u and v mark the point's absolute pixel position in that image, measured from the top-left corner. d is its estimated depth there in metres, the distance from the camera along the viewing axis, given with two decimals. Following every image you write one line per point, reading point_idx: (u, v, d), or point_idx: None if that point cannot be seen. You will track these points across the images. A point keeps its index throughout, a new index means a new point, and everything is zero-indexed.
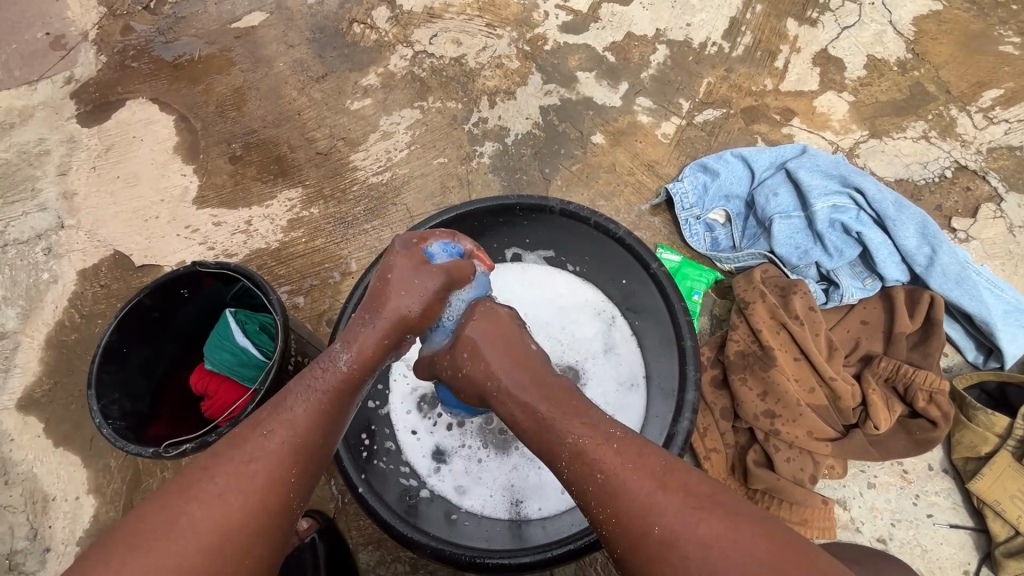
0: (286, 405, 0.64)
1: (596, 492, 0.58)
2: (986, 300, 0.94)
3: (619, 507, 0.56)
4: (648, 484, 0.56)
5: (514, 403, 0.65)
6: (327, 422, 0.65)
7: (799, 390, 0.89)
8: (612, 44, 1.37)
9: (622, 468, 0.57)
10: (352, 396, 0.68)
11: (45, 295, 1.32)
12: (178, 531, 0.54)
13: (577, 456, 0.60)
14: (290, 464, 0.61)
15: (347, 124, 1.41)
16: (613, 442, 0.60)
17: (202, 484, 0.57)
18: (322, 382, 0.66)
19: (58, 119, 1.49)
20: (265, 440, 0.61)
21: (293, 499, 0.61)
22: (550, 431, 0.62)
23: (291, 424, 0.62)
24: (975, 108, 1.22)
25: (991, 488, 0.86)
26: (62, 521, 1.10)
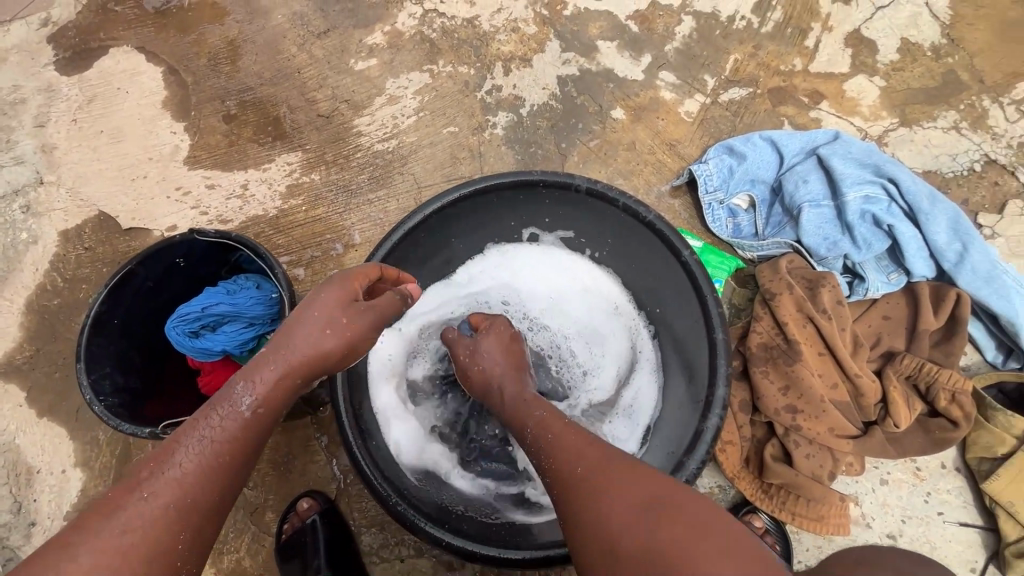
0: (177, 442, 0.56)
1: (544, 446, 0.64)
2: (1014, 300, 0.92)
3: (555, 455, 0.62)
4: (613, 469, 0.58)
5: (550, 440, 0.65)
6: (225, 460, 0.57)
7: (823, 385, 0.87)
8: (635, 13, 1.30)
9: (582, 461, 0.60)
10: (251, 435, 0.59)
11: (25, 256, 1.24)
12: (123, 517, 0.51)
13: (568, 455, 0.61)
14: (168, 525, 0.52)
15: (350, 85, 1.32)
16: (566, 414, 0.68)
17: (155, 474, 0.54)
18: (215, 431, 0.57)
19: (35, 66, 1.38)
20: (143, 497, 0.52)
21: (181, 538, 0.53)
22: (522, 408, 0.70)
23: (177, 478, 0.54)
24: (1008, 100, 1.18)
25: (1008, 489, 0.85)
26: (48, 495, 1.06)
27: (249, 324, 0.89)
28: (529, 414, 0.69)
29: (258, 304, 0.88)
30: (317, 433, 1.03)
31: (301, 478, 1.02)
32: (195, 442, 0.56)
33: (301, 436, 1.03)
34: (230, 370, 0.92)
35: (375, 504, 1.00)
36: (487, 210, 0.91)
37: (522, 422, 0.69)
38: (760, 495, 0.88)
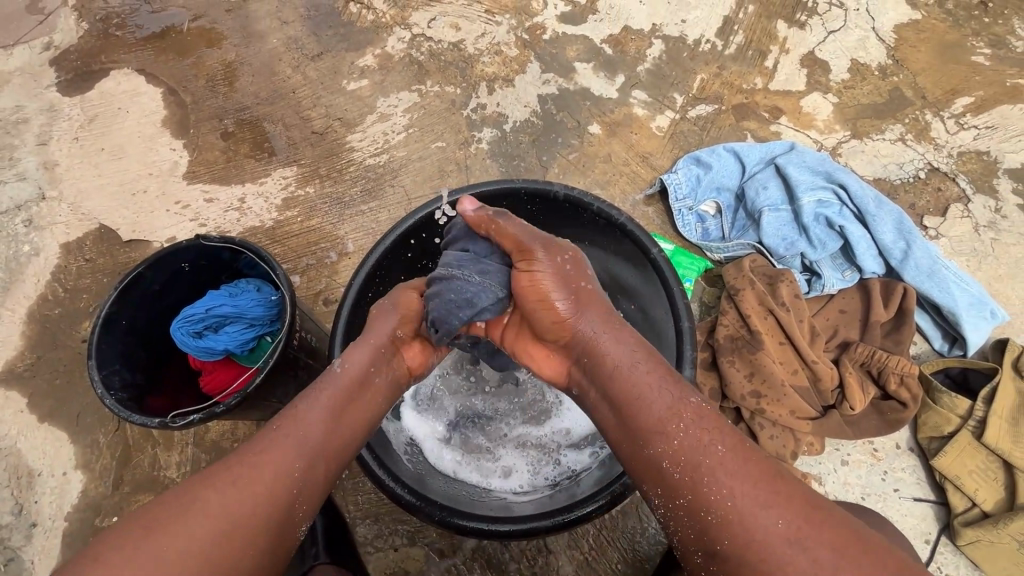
0: (293, 404, 0.67)
1: (710, 469, 0.56)
2: (954, 292, 1.01)
3: (734, 492, 0.54)
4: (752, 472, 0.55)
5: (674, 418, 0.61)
6: (330, 414, 0.67)
7: (784, 372, 0.95)
8: (609, 37, 1.40)
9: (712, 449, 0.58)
10: (350, 397, 0.70)
11: (26, 268, 1.28)
12: (251, 455, 0.61)
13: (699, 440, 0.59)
14: (294, 459, 0.62)
15: (343, 104, 1.40)
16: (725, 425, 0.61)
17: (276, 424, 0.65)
18: (327, 389, 0.69)
19: (37, 87, 1.44)
20: (275, 433, 0.63)
21: (296, 474, 0.61)
22: (660, 401, 0.62)
23: (301, 423, 0.65)
24: (948, 114, 1.30)
25: (954, 464, 0.93)
26: (48, 497, 1.09)
27: (250, 325, 0.94)
28: (671, 407, 0.62)
29: (259, 305, 0.94)
30: None
31: None
32: (308, 399, 0.68)
33: None
34: (231, 370, 0.96)
35: (369, 497, 1.05)
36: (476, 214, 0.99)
37: (664, 418, 0.61)
38: None
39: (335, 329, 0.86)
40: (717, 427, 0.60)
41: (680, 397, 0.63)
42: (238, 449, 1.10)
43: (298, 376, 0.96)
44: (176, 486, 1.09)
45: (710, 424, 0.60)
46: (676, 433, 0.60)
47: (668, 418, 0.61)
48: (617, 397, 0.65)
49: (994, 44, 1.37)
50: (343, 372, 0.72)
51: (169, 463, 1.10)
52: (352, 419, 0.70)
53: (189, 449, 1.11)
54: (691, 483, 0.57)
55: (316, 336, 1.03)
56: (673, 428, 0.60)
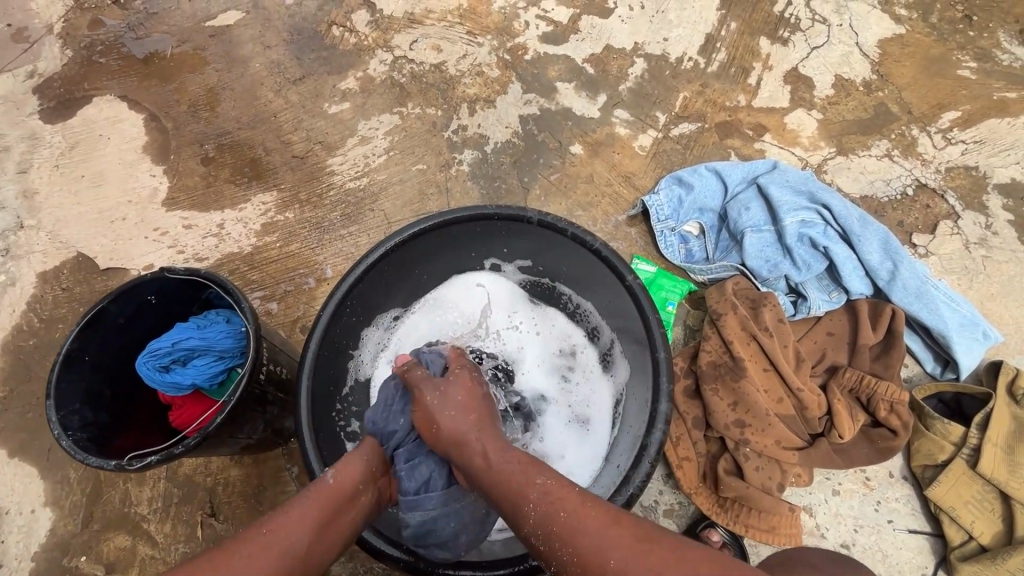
0: (275, 513, 0.62)
1: (559, 532, 0.57)
2: (943, 313, 0.98)
3: (578, 548, 0.55)
4: (602, 522, 0.56)
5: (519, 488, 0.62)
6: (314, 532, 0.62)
7: (768, 400, 0.92)
8: (591, 56, 1.39)
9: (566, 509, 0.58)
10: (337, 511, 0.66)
11: (1, 298, 1.26)
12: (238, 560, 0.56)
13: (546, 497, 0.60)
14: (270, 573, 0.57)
15: (324, 128, 1.39)
16: (577, 487, 0.61)
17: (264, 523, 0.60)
18: (315, 497, 0.65)
19: (19, 115, 1.44)
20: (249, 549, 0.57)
21: None
22: (517, 479, 0.63)
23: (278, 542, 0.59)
24: (934, 129, 1.28)
25: (948, 494, 0.90)
26: (16, 535, 1.06)
27: (218, 358, 0.91)
28: (528, 483, 0.62)
29: (228, 337, 0.92)
30: (287, 465, 1.08)
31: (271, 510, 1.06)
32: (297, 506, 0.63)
33: (270, 467, 1.08)
34: (201, 403, 0.94)
35: None
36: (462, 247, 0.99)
37: (521, 495, 0.61)
38: (717, 509, 0.91)
39: (303, 362, 0.84)
40: (566, 492, 0.60)
41: (534, 472, 0.63)
42: (211, 484, 1.07)
43: (268, 410, 0.94)
44: (147, 523, 1.06)
45: (560, 488, 0.60)
46: (527, 508, 0.60)
47: (523, 497, 0.61)
48: (489, 489, 0.64)
49: (979, 57, 1.35)
50: (334, 484, 0.68)
51: (140, 499, 1.07)
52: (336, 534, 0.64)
53: (160, 484, 1.08)
54: (549, 549, 0.57)
55: (287, 367, 1.01)
56: (524, 500, 0.61)
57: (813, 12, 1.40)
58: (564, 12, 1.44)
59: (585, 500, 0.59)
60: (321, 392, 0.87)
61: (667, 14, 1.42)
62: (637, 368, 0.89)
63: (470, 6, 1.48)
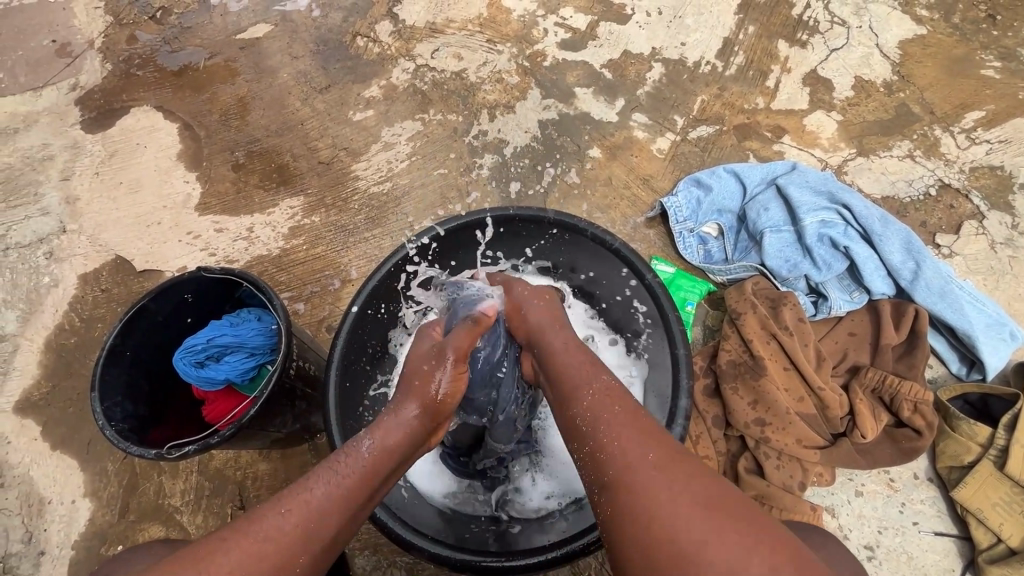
0: (303, 488, 0.58)
1: (607, 419, 0.60)
2: (968, 313, 0.97)
3: (623, 438, 0.57)
4: (649, 430, 0.58)
5: (576, 387, 0.67)
6: (343, 513, 0.59)
7: (788, 399, 0.92)
8: (609, 62, 1.41)
9: (623, 417, 0.60)
10: (371, 487, 0.63)
11: (45, 299, 1.32)
12: (253, 534, 0.53)
13: (600, 393, 0.64)
14: (306, 543, 0.55)
15: (349, 134, 1.44)
16: (632, 398, 0.64)
17: (295, 499, 0.57)
18: (346, 471, 0.61)
19: (62, 125, 1.51)
20: (281, 519, 0.55)
21: (298, 563, 0.54)
22: (579, 376, 0.68)
23: (311, 508, 0.57)
24: (958, 129, 1.27)
25: (974, 496, 0.89)
26: (58, 524, 1.11)
27: (250, 355, 0.95)
28: (589, 379, 0.66)
29: (259, 334, 0.96)
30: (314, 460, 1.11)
31: None
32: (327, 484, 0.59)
33: (297, 463, 1.11)
34: (233, 398, 0.98)
35: (368, 527, 1.04)
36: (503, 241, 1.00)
37: (581, 388, 0.66)
38: None
39: (330, 359, 0.86)
40: (619, 400, 0.63)
41: (597, 371, 0.68)
42: (241, 478, 1.11)
43: (297, 405, 0.97)
44: (180, 515, 1.10)
45: (618, 391, 0.64)
46: (586, 395, 0.64)
47: (583, 385, 0.66)
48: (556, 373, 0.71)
49: (1003, 57, 1.34)
50: (369, 455, 0.64)
51: (173, 492, 1.11)
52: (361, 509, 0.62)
53: (192, 477, 1.12)
54: (591, 432, 0.60)
55: (315, 364, 1.04)
56: (585, 389, 0.65)
57: (831, 15, 1.40)
58: (582, 19, 1.47)
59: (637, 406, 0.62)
60: (349, 385, 0.89)
61: (684, 20, 1.44)
62: (658, 367, 0.90)
63: (490, 15, 1.52)
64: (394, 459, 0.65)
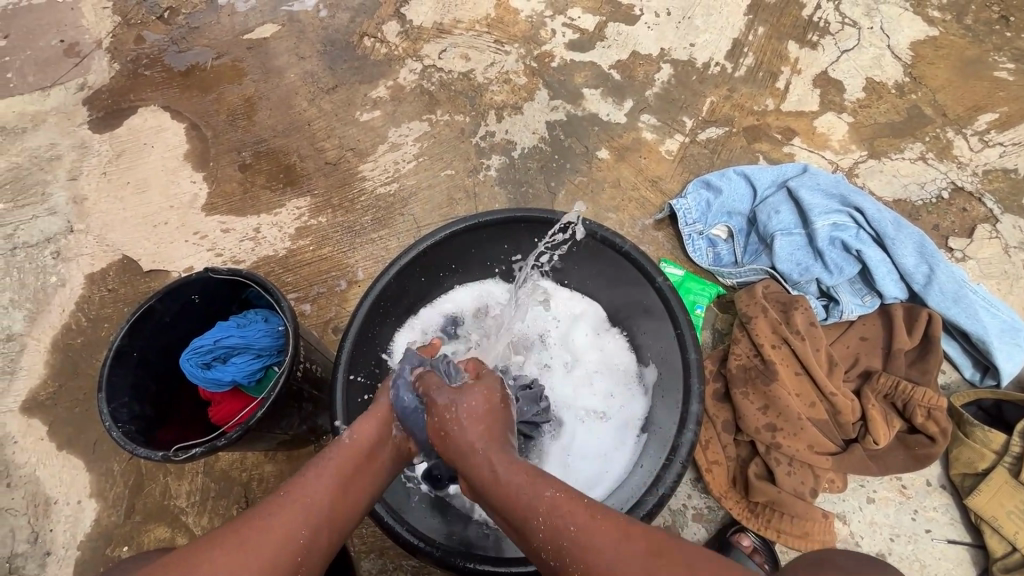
0: (297, 476, 0.62)
1: (571, 549, 0.55)
2: (983, 318, 0.96)
3: (592, 571, 0.53)
4: (615, 536, 0.54)
5: (521, 512, 0.59)
6: (333, 494, 0.62)
7: (800, 404, 0.91)
8: (618, 63, 1.41)
9: (588, 535, 0.55)
10: (358, 472, 0.65)
11: (52, 299, 1.32)
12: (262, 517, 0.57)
13: (551, 510, 0.58)
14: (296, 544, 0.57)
15: (356, 135, 1.43)
16: (584, 496, 0.58)
17: (293, 487, 0.61)
18: (333, 458, 0.65)
19: (70, 125, 1.52)
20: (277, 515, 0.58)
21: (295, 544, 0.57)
22: (523, 492, 0.60)
23: (301, 497, 0.60)
24: (971, 132, 1.25)
25: (989, 504, 0.87)
26: (64, 524, 1.11)
27: (256, 356, 0.94)
28: (536, 496, 0.59)
29: (266, 336, 0.95)
30: None
31: None
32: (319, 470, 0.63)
33: (303, 464, 1.11)
34: (239, 399, 0.97)
35: (373, 530, 1.03)
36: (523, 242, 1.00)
37: (529, 510, 0.59)
38: (748, 514, 0.90)
39: (338, 359, 0.86)
40: (571, 508, 0.57)
41: (540, 484, 0.60)
42: (246, 480, 1.11)
43: (303, 407, 0.97)
44: (185, 516, 1.09)
45: (571, 497, 0.58)
46: (536, 522, 0.58)
47: (531, 506, 0.59)
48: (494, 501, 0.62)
49: (1017, 58, 1.32)
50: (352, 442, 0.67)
51: (179, 493, 1.11)
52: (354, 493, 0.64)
53: (198, 478, 1.11)
54: (562, 567, 0.55)
55: (322, 366, 1.03)
56: (532, 516, 0.58)
57: (842, 16, 1.39)
58: (590, 19, 1.46)
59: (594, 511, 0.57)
60: (357, 386, 0.89)
61: (693, 21, 1.43)
62: (667, 371, 0.89)
63: (498, 15, 1.51)
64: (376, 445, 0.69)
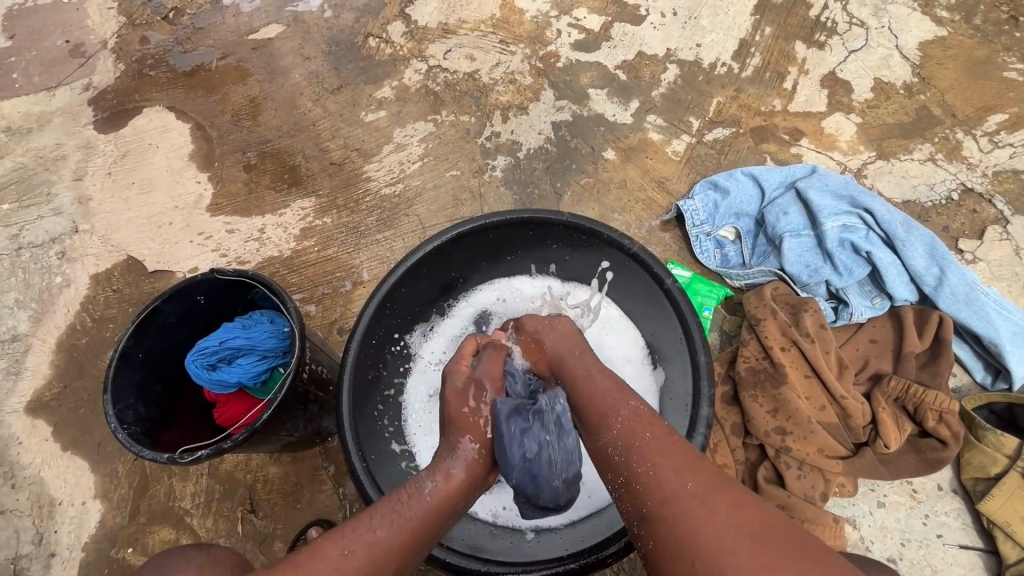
0: (375, 512, 0.63)
1: (640, 449, 0.60)
2: (994, 321, 0.95)
3: (658, 463, 0.57)
4: (686, 453, 0.58)
5: (611, 409, 0.68)
6: (411, 540, 0.62)
7: (809, 407, 0.91)
8: (623, 63, 1.40)
9: (660, 444, 0.60)
10: (432, 523, 0.66)
11: (57, 299, 1.32)
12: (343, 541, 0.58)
13: (633, 420, 0.64)
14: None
15: (361, 135, 1.43)
16: (664, 422, 0.63)
17: (374, 518, 0.62)
18: (413, 502, 0.66)
19: (75, 125, 1.52)
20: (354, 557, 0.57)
21: None
22: (611, 399, 0.69)
23: (377, 547, 0.59)
24: (980, 132, 1.24)
25: (1001, 509, 0.86)
26: (68, 526, 1.11)
27: (262, 357, 0.94)
28: (619, 403, 0.68)
29: (272, 338, 0.95)
30: (325, 464, 1.11)
31: (309, 507, 1.09)
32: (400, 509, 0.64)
33: (309, 466, 1.11)
34: (245, 401, 0.97)
35: None
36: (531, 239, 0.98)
37: (613, 412, 0.67)
38: None
39: (344, 361, 0.85)
40: (649, 424, 0.63)
41: (625, 398, 0.69)
42: (251, 481, 1.10)
43: (309, 409, 0.96)
44: (190, 518, 1.09)
45: (648, 416, 0.64)
46: (614, 424, 0.65)
47: (612, 411, 0.67)
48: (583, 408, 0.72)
49: None
50: (434, 494, 0.68)
51: (184, 494, 1.10)
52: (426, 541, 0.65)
53: (203, 480, 1.11)
54: (625, 462, 0.60)
55: (328, 367, 1.03)
56: (615, 418, 0.66)
57: (850, 16, 1.38)
58: (596, 19, 1.46)
59: (670, 432, 0.62)
60: (362, 389, 0.88)
61: (699, 21, 1.42)
62: (676, 374, 0.89)
63: (503, 16, 1.51)
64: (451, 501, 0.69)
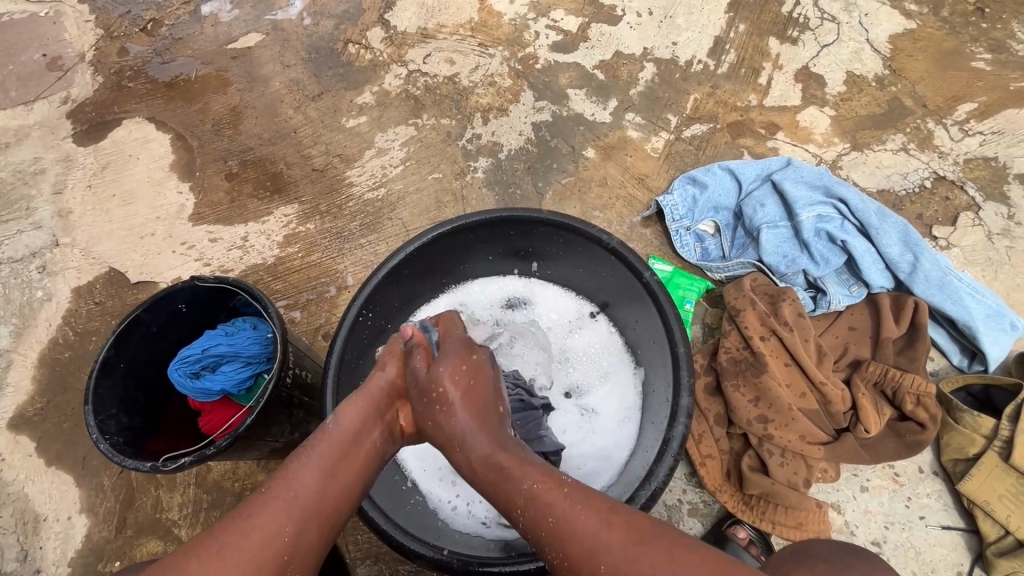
0: (286, 466, 0.63)
1: (549, 535, 0.57)
2: (968, 304, 0.97)
3: (573, 555, 0.55)
4: (597, 523, 0.56)
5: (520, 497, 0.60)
6: (324, 482, 0.62)
7: (791, 395, 0.92)
8: (601, 63, 1.42)
9: (572, 521, 0.57)
10: (350, 456, 0.65)
11: (39, 313, 1.31)
12: (245, 513, 0.59)
13: (533, 498, 0.60)
14: (287, 518, 0.59)
15: (342, 141, 1.43)
16: (565, 481, 0.60)
17: (285, 473, 0.62)
18: (321, 445, 0.65)
19: (54, 139, 1.51)
20: (263, 500, 0.59)
21: (286, 533, 0.58)
22: (505, 478, 0.63)
23: (290, 488, 0.60)
24: (951, 121, 1.27)
25: (981, 488, 0.88)
26: (53, 542, 1.09)
27: (245, 364, 0.94)
28: (511, 488, 0.61)
29: (255, 343, 0.94)
30: None
31: None
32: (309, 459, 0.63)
33: None
34: (229, 408, 0.96)
35: (369, 536, 1.02)
36: (513, 238, 0.99)
37: (511, 499, 0.61)
38: (742, 506, 0.90)
39: (327, 365, 0.85)
40: (558, 490, 0.59)
41: (522, 469, 0.63)
42: (239, 490, 1.10)
43: (294, 415, 0.96)
44: (178, 529, 1.08)
45: (549, 485, 0.60)
46: (518, 512, 0.60)
47: (513, 491, 0.61)
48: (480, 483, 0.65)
49: (994, 49, 1.34)
50: (338, 428, 0.67)
51: (171, 505, 1.10)
52: (348, 474, 0.64)
53: (190, 490, 1.10)
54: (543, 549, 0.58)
55: (312, 372, 1.03)
56: (514, 504, 0.61)
57: (821, 11, 1.41)
58: (573, 21, 1.47)
59: (574, 498, 0.59)
60: (349, 392, 0.89)
61: (675, 20, 1.44)
62: (658, 368, 0.90)
63: (481, 19, 1.52)
64: (362, 431, 0.67)
